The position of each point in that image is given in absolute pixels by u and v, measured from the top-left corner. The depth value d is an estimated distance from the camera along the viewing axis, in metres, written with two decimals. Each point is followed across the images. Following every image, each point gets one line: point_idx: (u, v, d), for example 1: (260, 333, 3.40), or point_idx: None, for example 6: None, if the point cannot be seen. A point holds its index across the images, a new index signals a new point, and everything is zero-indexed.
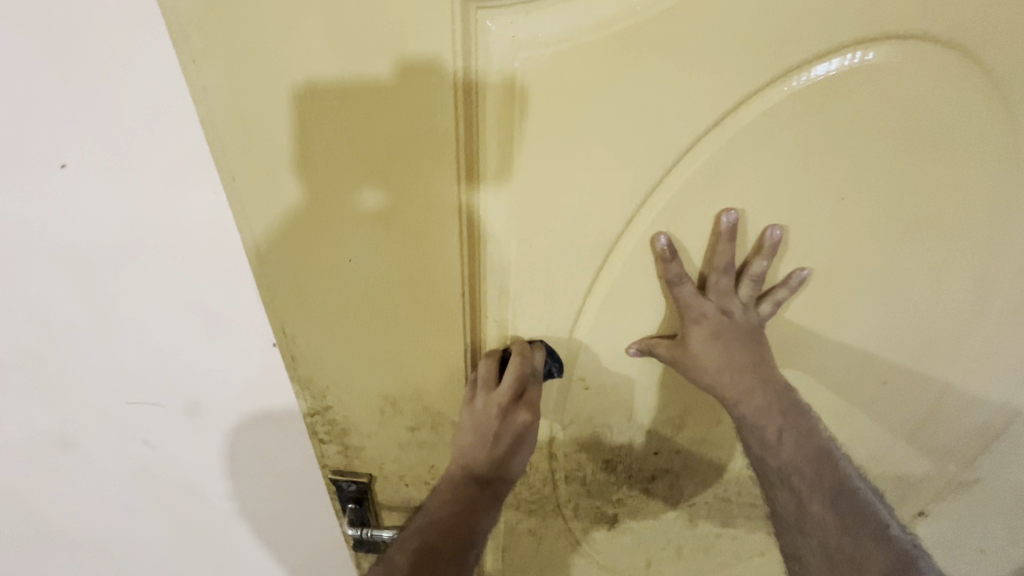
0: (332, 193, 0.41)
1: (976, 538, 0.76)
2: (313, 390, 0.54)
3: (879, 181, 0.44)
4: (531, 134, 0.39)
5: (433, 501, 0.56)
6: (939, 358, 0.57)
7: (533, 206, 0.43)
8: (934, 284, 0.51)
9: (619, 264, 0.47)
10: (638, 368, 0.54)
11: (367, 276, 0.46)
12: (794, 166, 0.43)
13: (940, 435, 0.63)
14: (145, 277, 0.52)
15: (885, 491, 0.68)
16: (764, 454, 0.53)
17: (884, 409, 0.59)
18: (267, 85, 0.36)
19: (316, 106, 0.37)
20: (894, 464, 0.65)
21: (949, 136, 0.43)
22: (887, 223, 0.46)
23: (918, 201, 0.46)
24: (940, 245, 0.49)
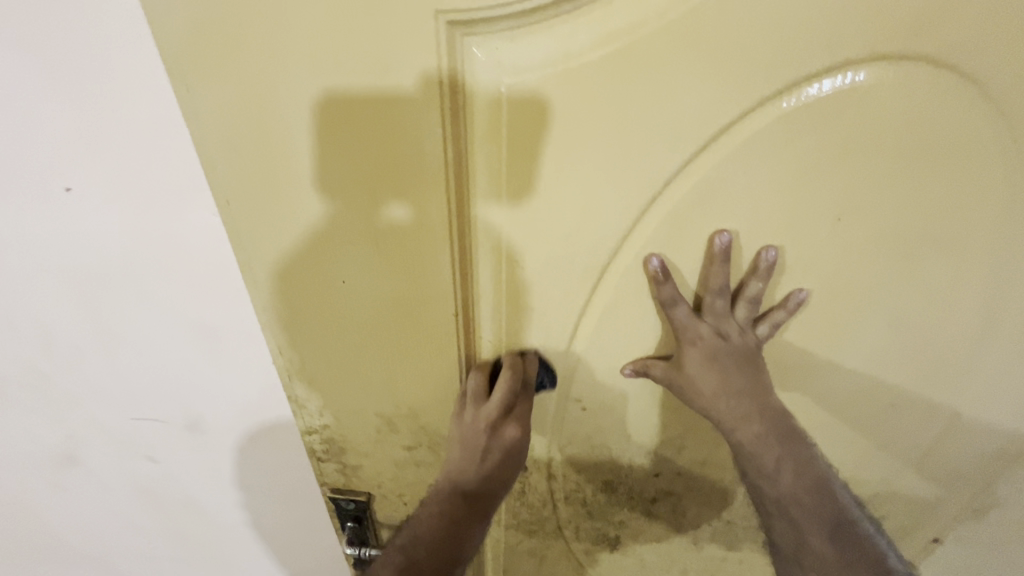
0: (322, 216, 0.41)
1: (997, 566, 0.72)
2: (309, 409, 0.54)
3: (879, 201, 0.43)
4: (520, 157, 0.39)
5: (420, 513, 0.56)
6: (948, 383, 0.55)
7: (524, 228, 0.43)
8: (940, 305, 0.49)
9: (613, 285, 0.46)
10: (636, 388, 0.53)
11: (360, 297, 0.46)
12: (789, 187, 0.42)
13: (954, 460, 0.61)
14: (144, 295, 0.53)
15: (898, 517, 0.66)
16: (761, 483, 0.52)
17: (893, 434, 0.57)
18: (257, 111, 0.36)
19: (307, 132, 0.37)
20: (907, 490, 0.63)
21: (950, 156, 0.42)
22: (889, 243, 0.45)
23: (920, 221, 0.44)
24: (946, 266, 0.47)
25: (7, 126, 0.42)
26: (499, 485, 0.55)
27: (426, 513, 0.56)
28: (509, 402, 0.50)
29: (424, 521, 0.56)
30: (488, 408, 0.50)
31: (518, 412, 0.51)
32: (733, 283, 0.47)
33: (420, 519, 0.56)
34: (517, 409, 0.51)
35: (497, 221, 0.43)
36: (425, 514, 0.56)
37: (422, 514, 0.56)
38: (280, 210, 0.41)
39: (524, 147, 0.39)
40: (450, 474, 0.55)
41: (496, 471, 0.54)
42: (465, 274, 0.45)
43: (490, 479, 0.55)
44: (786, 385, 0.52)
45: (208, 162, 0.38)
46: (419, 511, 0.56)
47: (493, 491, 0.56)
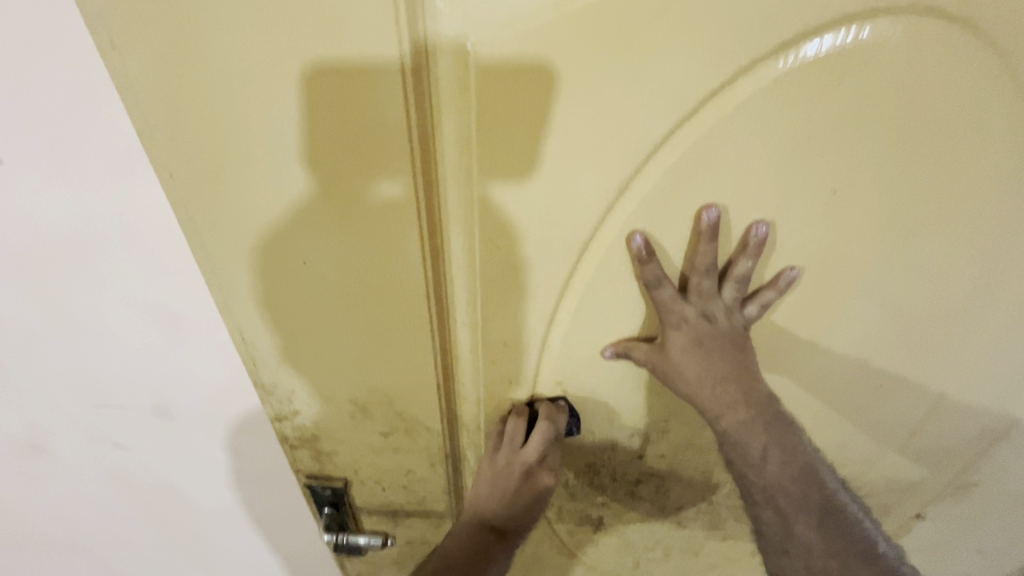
0: (277, 188, 0.38)
1: (974, 539, 0.73)
2: (278, 395, 0.52)
3: (876, 173, 0.41)
4: (492, 126, 0.36)
5: (454, 535, 0.58)
6: (938, 363, 0.54)
7: (500, 205, 0.40)
8: (933, 284, 0.48)
9: (594, 263, 0.44)
10: (619, 371, 0.51)
11: (324, 277, 0.43)
12: (783, 158, 0.39)
13: (940, 439, 0.60)
14: (92, 279, 0.49)
15: (883, 496, 0.65)
16: (747, 473, 0.51)
17: (880, 415, 0.56)
18: (197, 70, 0.33)
19: (254, 95, 0.34)
20: (892, 470, 0.63)
21: (952, 125, 0.39)
22: (884, 218, 0.43)
23: (917, 195, 0.42)
24: (941, 242, 0.45)
25: None
26: (527, 519, 0.58)
27: (461, 533, 0.58)
28: (546, 448, 0.52)
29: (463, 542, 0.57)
30: (525, 456, 0.53)
31: (551, 450, 0.54)
32: (720, 261, 0.44)
33: (453, 540, 0.58)
34: (550, 447, 0.53)
35: (469, 197, 0.39)
36: (461, 536, 0.58)
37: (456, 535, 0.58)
38: (232, 183, 0.38)
39: (496, 114, 0.35)
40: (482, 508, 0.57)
41: (526, 504, 0.57)
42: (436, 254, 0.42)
43: (524, 509, 0.58)
44: (774, 367, 0.51)
45: (148, 131, 0.35)
46: (454, 532, 0.58)
47: (519, 523, 0.59)
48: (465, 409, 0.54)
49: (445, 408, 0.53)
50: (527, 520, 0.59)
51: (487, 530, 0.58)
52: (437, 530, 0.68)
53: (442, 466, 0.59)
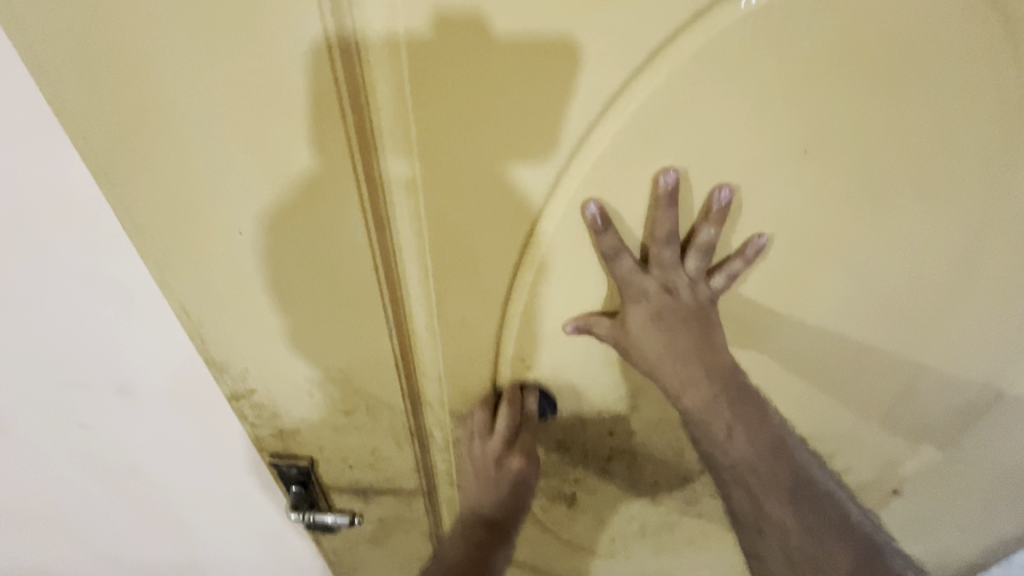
0: (203, 154, 0.35)
1: (952, 512, 0.73)
2: (231, 373, 0.50)
3: (849, 131, 0.38)
4: (429, 80, 0.32)
5: (453, 544, 0.56)
6: (917, 336, 0.51)
7: (444, 168, 0.36)
8: (913, 253, 0.45)
9: (551, 233, 0.40)
10: (584, 347, 0.49)
11: (263, 250, 0.40)
12: (749, 115, 0.36)
13: (920, 415, 0.59)
14: (22, 254, 0.46)
15: (860, 472, 0.64)
16: (713, 452, 0.49)
17: (857, 390, 0.54)
18: (93, 19, 0.29)
19: (161, 44, 0.30)
20: (869, 446, 0.61)
21: (936, 75, 0.36)
22: (860, 181, 0.40)
23: (895, 155, 0.39)
24: (922, 206, 0.42)
25: None
26: (517, 510, 0.57)
27: (455, 541, 0.56)
28: (511, 433, 0.52)
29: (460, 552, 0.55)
30: (493, 442, 0.53)
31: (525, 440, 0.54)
32: (683, 230, 0.42)
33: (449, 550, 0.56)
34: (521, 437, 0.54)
35: (410, 158, 0.36)
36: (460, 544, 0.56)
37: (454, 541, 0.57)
38: (151, 146, 0.35)
39: (431, 63, 0.32)
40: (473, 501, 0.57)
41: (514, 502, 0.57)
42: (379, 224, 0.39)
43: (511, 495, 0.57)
44: (746, 341, 0.48)
45: (50, 89, 0.32)
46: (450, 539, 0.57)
47: (513, 514, 0.57)
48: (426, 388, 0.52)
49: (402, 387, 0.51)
50: (521, 515, 0.58)
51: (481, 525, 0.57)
52: (410, 506, 0.67)
53: (408, 446, 0.58)
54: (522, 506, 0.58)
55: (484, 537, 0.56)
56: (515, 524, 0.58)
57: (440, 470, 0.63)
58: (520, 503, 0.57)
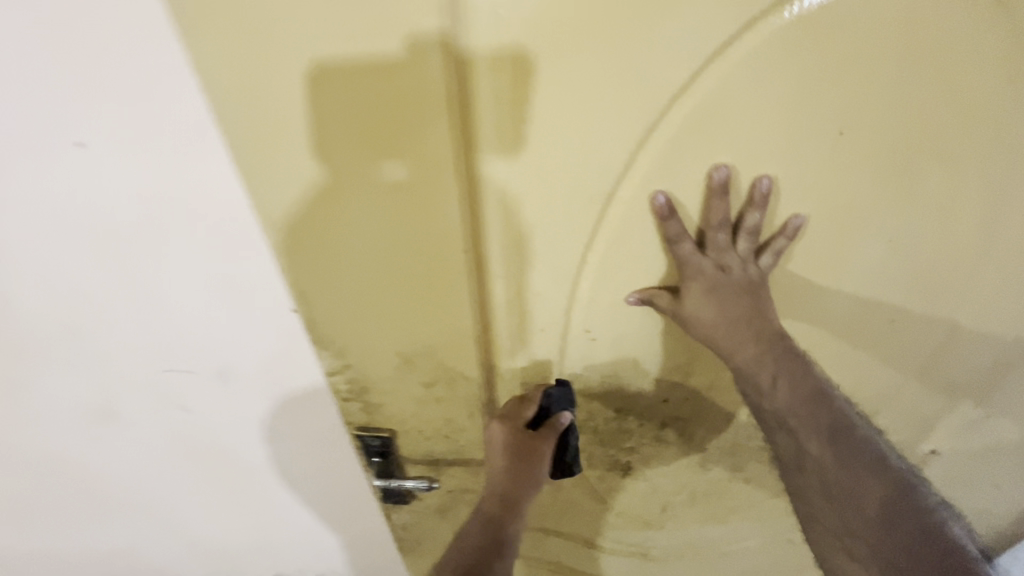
0: (330, 159, 0.41)
1: (979, 463, 0.79)
2: (332, 349, 0.57)
3: (880, 115, 0.43)
4: (523, 88, 0.39)
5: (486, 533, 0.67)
6: (950, 300, 0.56)
7: (531, 161, 0.43)
8: (941, 222, 0.50)
9: (619, 214, 0.47)
10: (643, 319, 0.55)
11: (370, 239, 0.47)
12: (792, 105, 0.42)
13: (953, 373, 0.64)
14: (164, 255, 0.51)
15: (898, 431, 0.69)
16: (759, 402, 0.56)
17: (895, 352, 0.60)
18: (255, 52, 0.36)
19: (307, 66, 0.37)
20: (906, 404, 0.66)
21: (956, 63, 0.42)
22: (891, 158, 0.46)
23: (923, 134, 0.45)
24: (949, 180, 0.48)
25: (3, 84, 0.40)
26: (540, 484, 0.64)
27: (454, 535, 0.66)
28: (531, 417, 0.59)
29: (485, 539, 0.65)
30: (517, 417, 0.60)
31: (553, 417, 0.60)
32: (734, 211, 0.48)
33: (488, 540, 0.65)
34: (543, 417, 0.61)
35: (502, 154, 0.42)
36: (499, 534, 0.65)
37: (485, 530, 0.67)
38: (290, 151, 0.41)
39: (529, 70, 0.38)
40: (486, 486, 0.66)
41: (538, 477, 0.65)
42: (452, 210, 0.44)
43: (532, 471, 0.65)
44: (791, 311, 0.54)
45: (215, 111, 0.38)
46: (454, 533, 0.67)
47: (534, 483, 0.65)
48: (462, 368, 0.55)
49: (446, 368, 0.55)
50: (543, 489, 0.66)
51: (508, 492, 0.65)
52: (477, 476, 0.73)
53: (480, 417, 0.64)
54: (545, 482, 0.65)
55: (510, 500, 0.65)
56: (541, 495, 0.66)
57: None
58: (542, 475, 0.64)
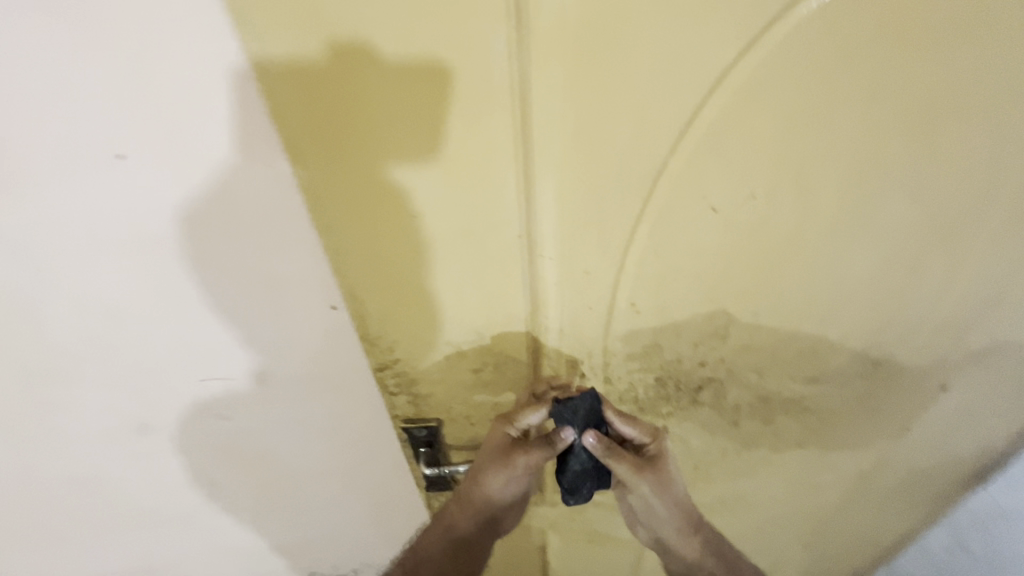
0: (386, 152, 0.42)
1: None
2: (382, 346, 0.58)
3: (914, 89, 0.43)
4: (578, 73, 0.39)
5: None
6: (1001, 250, 0.55)
7: (583, 143, 0.43)
8: (982, 184, 0.50)
9: (666, 190, 0.47)
10: (683, 292, 0.56)
11: (426, 229, 0.48)
12: (829, 84, 0.42)
13: (1004, 325, 0.62)
14: (208, 255, 0.53)
15: (946, 384, 0.69)
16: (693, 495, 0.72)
17: (933, 307, 0.60)
18: (320, 47, 0.36)
19: (374, 65, 0.38)
20: (955, 359, 0.66)
21: (1000, 38, 0.40)
22: (921, 133, 0.45)
23: (960, 105, 0.44)
24: (989, 146, 0.47)
25: (58, 96, 0.42)
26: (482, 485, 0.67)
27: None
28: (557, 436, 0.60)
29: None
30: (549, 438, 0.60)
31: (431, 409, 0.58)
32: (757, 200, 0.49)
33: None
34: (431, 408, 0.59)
35: (558, 141, 0.43)
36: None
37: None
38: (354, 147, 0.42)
39: (588, 57, 0.39)
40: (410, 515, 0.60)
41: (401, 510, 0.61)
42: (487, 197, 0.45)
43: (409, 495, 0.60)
44: (822, 275, 0.55)
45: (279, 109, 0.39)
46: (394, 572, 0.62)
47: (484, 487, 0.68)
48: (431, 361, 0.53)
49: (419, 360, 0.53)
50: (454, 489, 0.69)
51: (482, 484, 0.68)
52: None
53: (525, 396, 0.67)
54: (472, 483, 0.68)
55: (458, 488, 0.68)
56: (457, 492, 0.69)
57: None
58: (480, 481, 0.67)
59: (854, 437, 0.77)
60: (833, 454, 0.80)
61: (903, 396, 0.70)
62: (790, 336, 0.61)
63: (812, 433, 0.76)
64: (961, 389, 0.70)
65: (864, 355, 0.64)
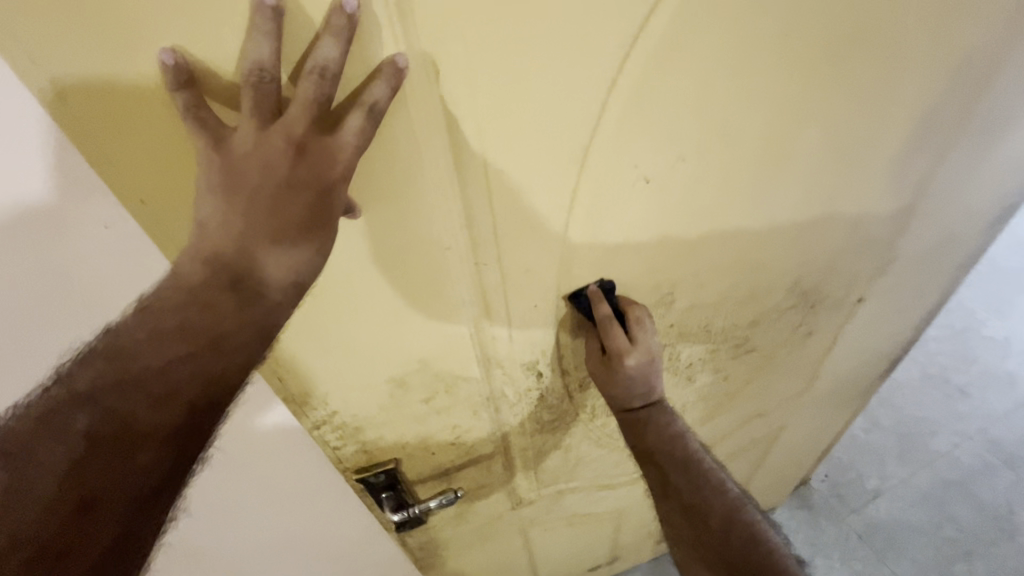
0: (252, 168, 0.33)
1: (925, 308, 0.85)
2: (313, 402, 0.50)
3: (819, 18, 0.41)
4: (481, 52, 0.33)
5: (17, 426, 0.35)
6: (897, 168, 0.58)
7: (500, 132, 0.38)
8: (883, 107, 0.51)
9: (595, 168, 0.43)
10: (628, 268, 0.54)
11: (340, 259, 0.41)
12: (744, 23, 0.39)
13: (902, 234, 0.67)
14: None
15: (859, 298, 0.74)
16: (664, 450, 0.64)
17: (846, 231, 0.63)
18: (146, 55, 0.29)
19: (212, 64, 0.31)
20: (864, 274, 0.70)
21: None
22: (827, 62, 0.44)
23: (860, 29, 0.43)
24: (885, 68, 0.47)
25: None
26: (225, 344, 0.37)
27: (78, 441, 0.35)
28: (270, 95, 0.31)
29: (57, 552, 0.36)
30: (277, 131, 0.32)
31: (173, 362, 0.36)
32: (684, 165, 0.46)
33: (53, 457, 0.35)
34: (181, 376, 0.36)
35: (474, 133, 0.37)
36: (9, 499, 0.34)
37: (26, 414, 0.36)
38: (210, 153, 0.32)
39: (491, 30, 0.33)
40: (137, 420, 0.36)
41: (99, 372, 0.35)
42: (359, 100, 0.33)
43: (127, 382, 0.36)
44: (750, 222, 0.55)
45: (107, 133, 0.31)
46: (79, 414, 0.35)
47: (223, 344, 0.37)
48: (217, 316, 0.36)
49: (195, 317, 0.36)
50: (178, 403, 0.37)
51: (205, 341, 0.36)
52: (489, 470, 0.71)
53: (484, 411, 0.61)
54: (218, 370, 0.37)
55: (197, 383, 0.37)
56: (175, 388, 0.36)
57: (513, 427, 0.66)
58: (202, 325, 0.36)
59: (792, 364, 0.82)
60: (777, 381, 0.85)
61: (830, 315, 0.75)
62: (731, 285, 0.62)
63: (757, 369, 0.79)
64: (874, 297, 0.75)
65: (792, 287, 0.67)
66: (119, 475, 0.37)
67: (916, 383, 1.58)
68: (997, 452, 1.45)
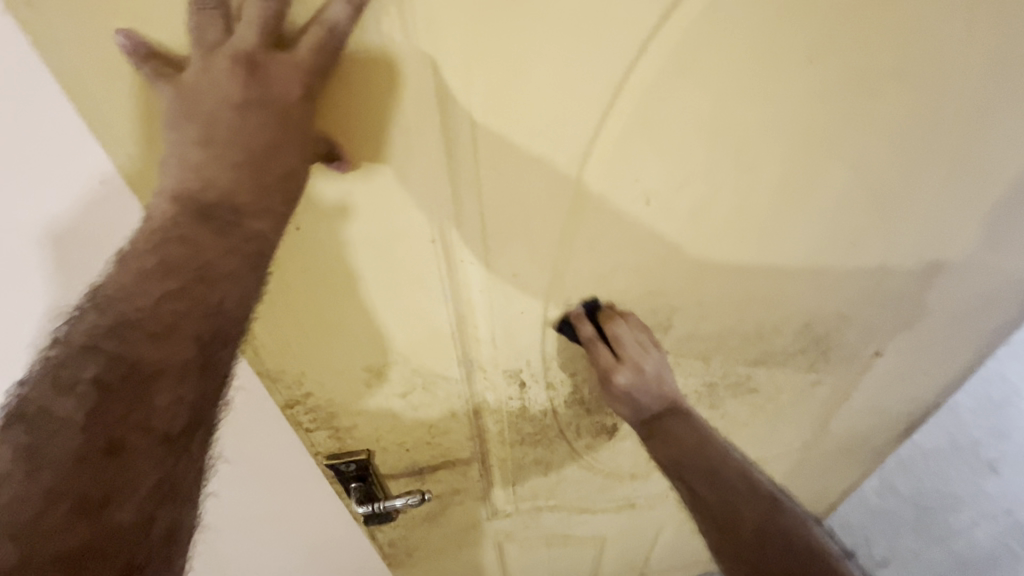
0: (214, 127, 0.31)
1: (954, 370, 0.79)
2: (286, 380, 0.49)
3: (851, 44, 0.38)
4: (476, 44, 0.32)
5: (29, 393, 0.30)
6: (931, 214, 0.54)
7: (493, 130, 0.36)
8: (919, 145, 0.47)
9: (594, 177, 0.41)
10: (623, 286, 0.52)
11: (321, 243, 0.40)
12: (766, 37, 0.36)
13: (932, 288, 0.62)
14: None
15: (878, 350, 0.69)
16: (683, 447, 0.58)
17: (868, 277, 0.59)
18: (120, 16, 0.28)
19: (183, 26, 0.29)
20: (885, 326, 0.66)
21: None
22: (856, 91, 0.41)
23: (896, 58, 0.40)
24: (923, 101, 0.44)
25: None
26: (215, 284, 0.32)
27: (87, 392, 0.30)
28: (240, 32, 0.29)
29: (79, 531, 0.29)
30: (243, 69, 0.30)
31: (164, 300, 0.31)
32: (691, 185, 0.44)
33: (66, 414, 0.29)
34: (178, 307, 0.31)
35: (467, 125, 0.36)
36: (24, 472, 0.28)
37: (34, 378, 0.30)
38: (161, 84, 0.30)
39: (491, 18, 0.31)
40: (143, 359, 0.31)
41: (94, 325, 0.30)
42: (318, 19, 0.29)
43: (123, 323, 0.30)
44: (760, 253, 0.52)
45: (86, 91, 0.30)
46: (83, 365, 0.30)
47: (214, 281, 0.32)
48: (198, 250, 0.32)
49: (173, 253, 0.31)
50: (169, 357, 0.31)
51: (197, 282, 0.32)
52: (465, 475, 0.70)
53: (464, 414, 0.60)
54: (213, 312, 0.32)
55: (188, 329, 0.32)
56: (168, 335, 0.31)
57: (492, 434, 0.65)
58: (188, 266, 0.31)
59: (797, 410, 0.77)
60: (780, 426, 0.80)
61: (844, 364, 0.70)
62: (734, 318, 0.59)
63: (760, 410, 0.75)
64: (893, 352, 0.71)
65: (804, 329, 0.63)
66: (135, 426, 0.31)
67: (942, 451, 1.48)
68: (1022, 539, 1.33)
